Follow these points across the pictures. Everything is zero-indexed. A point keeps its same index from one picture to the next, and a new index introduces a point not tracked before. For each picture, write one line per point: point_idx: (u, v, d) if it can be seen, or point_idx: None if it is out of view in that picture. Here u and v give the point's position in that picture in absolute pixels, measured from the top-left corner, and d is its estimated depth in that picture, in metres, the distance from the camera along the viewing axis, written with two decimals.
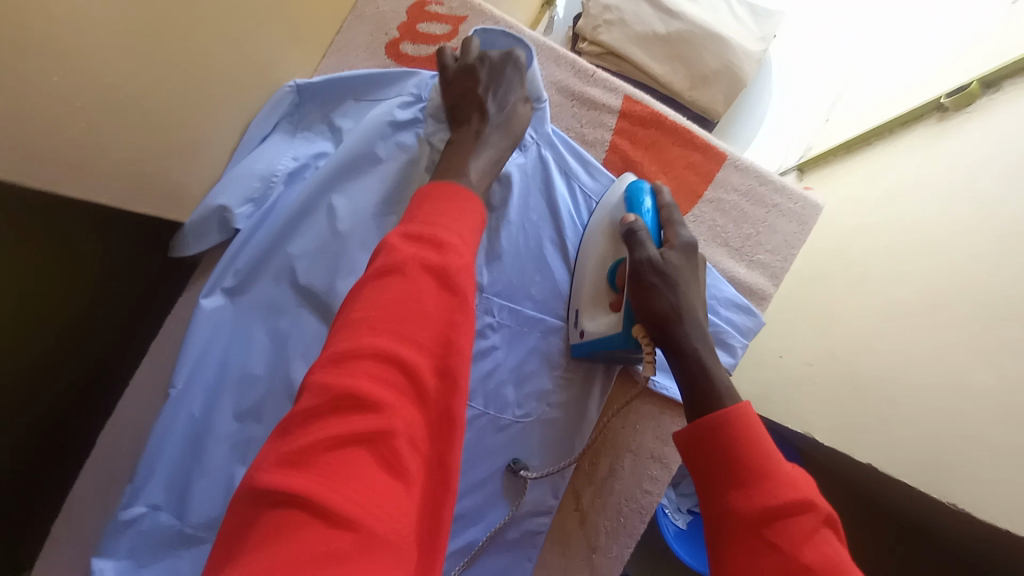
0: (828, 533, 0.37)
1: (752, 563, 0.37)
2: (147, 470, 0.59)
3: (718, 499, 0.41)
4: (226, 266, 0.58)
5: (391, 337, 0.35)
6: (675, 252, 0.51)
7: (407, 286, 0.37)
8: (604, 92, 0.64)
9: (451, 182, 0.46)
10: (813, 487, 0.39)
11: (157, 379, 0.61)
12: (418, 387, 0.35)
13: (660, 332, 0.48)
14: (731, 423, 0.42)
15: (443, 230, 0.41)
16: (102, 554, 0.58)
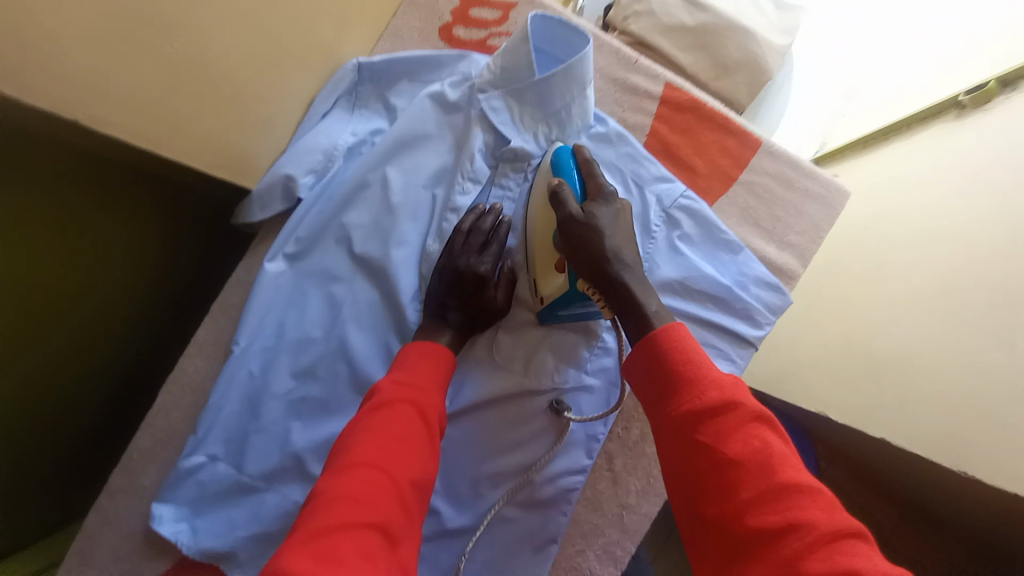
0: (755, 426, 0.39)
1: (689, 462, 0.40)
2: (208, 424, 0.63)
3: (654, 408, 0.44)
4: (289, 232, 0.63)
5: (379, 455, 0.44)
6: (599, 206, 0.51)
7: (395, 421, 0.47)
8: (647, 79, 0.67)
9: (424, 339, 0.56)
10: (738, 386, 0.41)
11: (218, 339, 0.66)
12: (396, 494, 0.43)
13: (597, 280, 0.49)
14: (665, 343, 0.44)
15: (418, 378, 0.52)
16: (165, 499, 0.63)
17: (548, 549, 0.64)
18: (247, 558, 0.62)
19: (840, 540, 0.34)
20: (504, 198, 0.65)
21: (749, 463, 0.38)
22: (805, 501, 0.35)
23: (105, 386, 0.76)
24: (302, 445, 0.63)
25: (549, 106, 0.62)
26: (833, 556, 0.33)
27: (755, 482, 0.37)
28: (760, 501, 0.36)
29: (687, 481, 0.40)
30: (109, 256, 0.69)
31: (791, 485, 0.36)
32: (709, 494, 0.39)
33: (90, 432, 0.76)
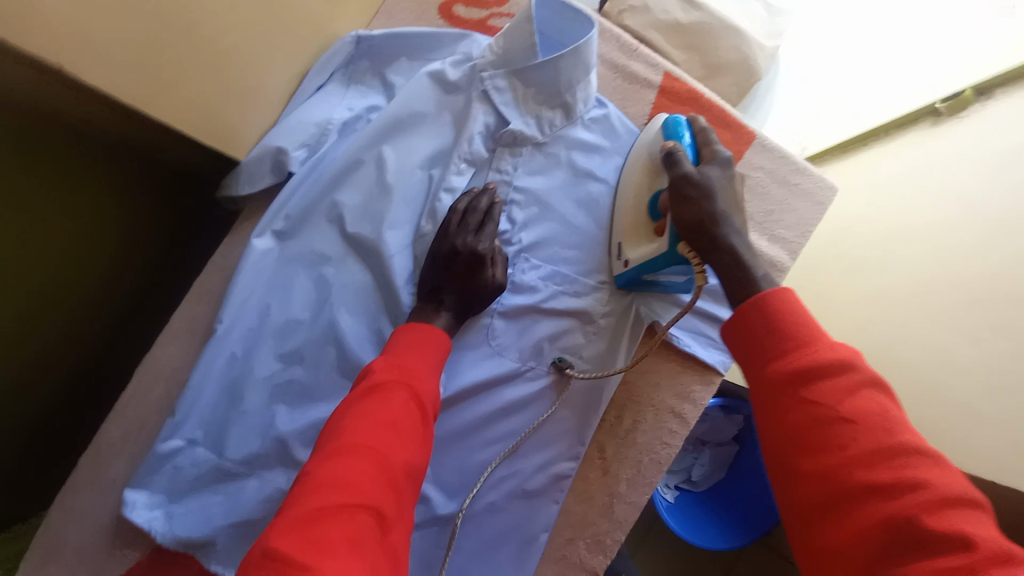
0: (874, 390, 0.40)
1: (795, 420, 0.41)
2: (186, 408, 0.59)
3: (756, 360, 0.44)
4: (277, 209, 0.60)
5: (373, 434, 0.43)
6: (712, 169, 0.53)
7: (391, 401, 0.46)
8: (646, 67, 0.67)
9: (418, 320, 0.56)
10: (855, 352, 0.41)
11: (198, 321, 0.62)
12: (390, 478, 0.42)
13: (699, 240, 0.51)
14: (772, 302, 0.45)
15: (414, 360, 0.51)
16: (138, 486, 0.60)
17: (538, 539, 0.64)
18: (226, 546, 0.60)
19: (960, 507, 0.34)
20: (501, 181, 0.63)
21: (862, 426, 0.38)
22: (924, 465, 0.36)
23: (64, 370, 0.71)
24: (286, 430, 0.61)
25: (551, 90, 0.60)
26: (955, 522, 0.33)
27: (869, 439, 0.38)
28: (874, 459, 0.37)
29: (786, 429, 0.41)
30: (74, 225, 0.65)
31: (907, 451, 0.37)
32: (809, 443, 0.40)
33: (48, 424, 0.71)
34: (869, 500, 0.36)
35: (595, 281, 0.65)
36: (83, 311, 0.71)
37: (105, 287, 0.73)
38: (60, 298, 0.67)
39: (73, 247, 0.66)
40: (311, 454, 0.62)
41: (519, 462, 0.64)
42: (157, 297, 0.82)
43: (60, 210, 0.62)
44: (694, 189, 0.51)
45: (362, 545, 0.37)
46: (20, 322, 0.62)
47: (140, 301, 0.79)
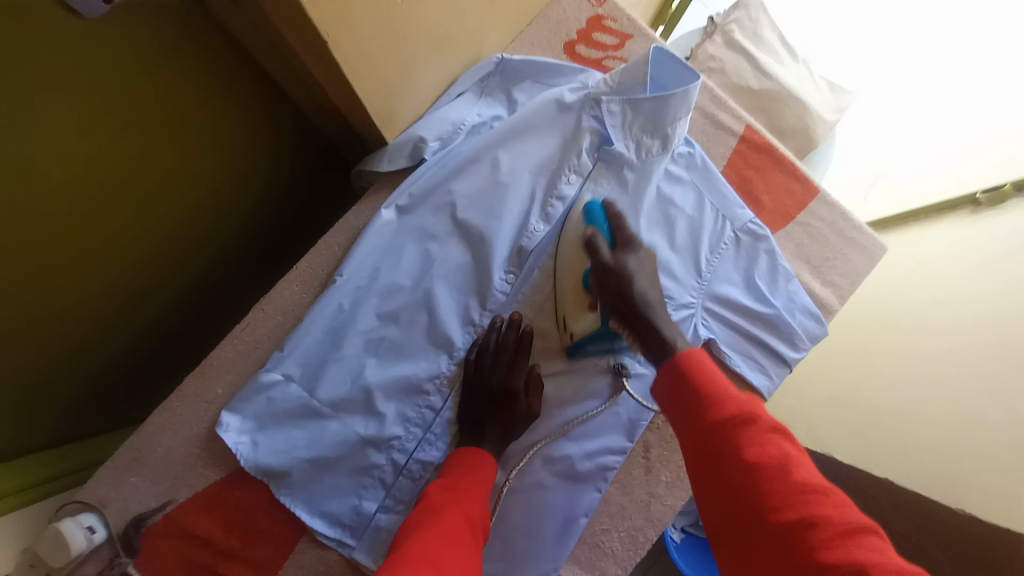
0: (777, 436, 0.51)
1: (724, 466, 0.51)
2: (292, 345, 0.67)
3: (686, 421, 0.55)
4: (405, 187, 0.70)
5: (431, 539, 0.50)
6: (627, 253, 0.64)
7: (442, 521, 0.53)
8: (732, 118, 0.76)
9: (471, 443, 0.65)
10: (759, 405, 0.54)
11: (313, 272, 0.70)
12: (446, 541, 0.51)
13: (628, 324, 0.63)
14: (690, 364, 0.57)
15: (464, 484, 0.59)
16: (232, 409, 0.66)
17: (577, 522, 0.69)
18: (300, 479, 0.66)
19: (858, 534, 0.44)
20: (596, 194, 0.72)
21: (772, 471, 0.49)
22: (821, 501, 0.46)
23: (168, 291, 0.80)
24: (373, 379, 0.68)
25: (654, 123, 0.70)
26: (849, 546, 0.43)
27: (782, 483, 0.48)
28: (788, 502, 0.47)
29: (720, 478, 0.51)
30: (198, 167, 0.73)
31: (809, 489, 0.47)
32: (741, 492, 0.49)
33: (152, 329, 0.82)
34: (793, 541, 0.45)
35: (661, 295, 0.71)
36: (190, 248, 0.80)
37: (215, 226, 0.82)
38: (176, 232, 0.76)
39: (196, 189, 0.75)
40: (389, 406, 0.69)
41: (572, 446, 0.70)
42: (259, 245, 0.92)
43: (205, 159, 0.73)
44: (612, 274, 0.63)
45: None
46: (166, 267, 0.77)
47: (241, 248, 0.89)
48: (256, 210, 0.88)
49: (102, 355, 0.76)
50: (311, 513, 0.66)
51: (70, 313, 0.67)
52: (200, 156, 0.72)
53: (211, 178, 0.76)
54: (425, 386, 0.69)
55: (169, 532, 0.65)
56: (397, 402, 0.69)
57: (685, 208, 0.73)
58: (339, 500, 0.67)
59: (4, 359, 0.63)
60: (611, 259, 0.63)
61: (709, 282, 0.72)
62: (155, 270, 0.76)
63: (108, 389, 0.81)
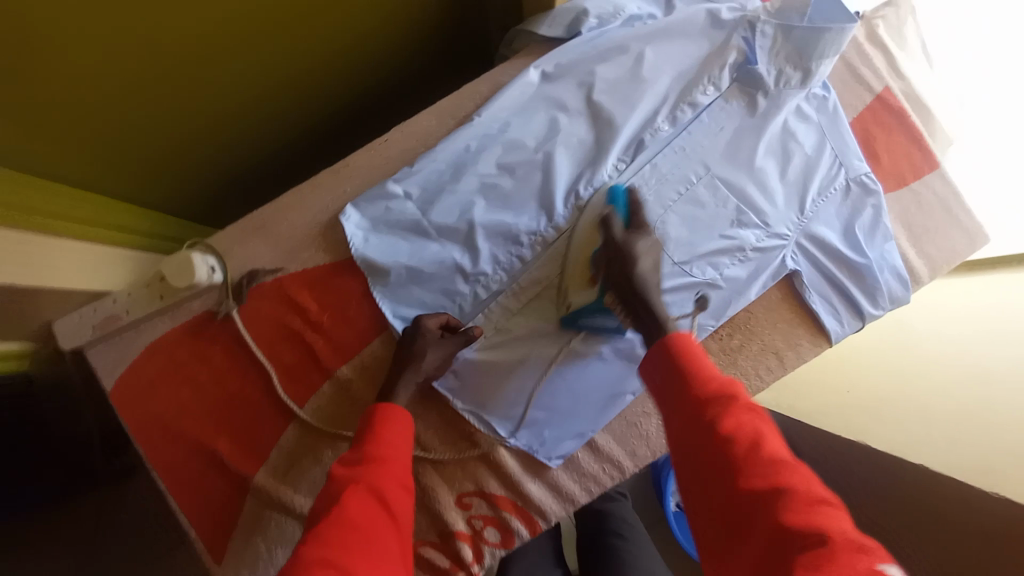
0: (752, 416, 0.51)
1: (698, 444, 0.52)
2: (419, 166, 0.75)
3: (668, 401, 0.57)
4: (554, 55, 0.76)
5: (349, 517, 0.52)
6: (638, 236, 0.69)
7: (356, 502, 0.53)
8: (873, 76, 0.79)
9: (381, 405, 0.65)
10: (740, 387, 0.54)
11: (454, 110, 0.78)
12: (366, 518, 0.52)
13: (627, 303, 0.67)
14: (677, 347, 0.59)
15: (373, 454, 0.59)
16: (356, 206, 0.74)
17: (624, 397, 0.75)
18: (395, 281, 0.74)
19: (822, 507, 0.42)
20: (724, 110, 0.76)
21: (739, 441, 0.49)
22: (787, 472, 0.46)
23: (303, 123, 0.92)
24: (479, 217, 0.75)
25: (802, 54, 0.73)
26: (812, 516, 0.41)
27: (749, 462, 0.47)
28: (755, 475, 0.46)
29: (693, 455, 0.51)
30: (359, 16, 0.81)
31: (775, 460, 0.47)
32: (709, 467, 0.50)
33: (284, 150, 0.95)
34: (757, 511, 0.44)
35: (760, 220, 0.74)
36: (331, 91, 0.91)
37: (354, 78, 0.92)
38: (325, 71, 0.86)
39: (350, 36, 0.84)
40: (485, 246, 0.75)
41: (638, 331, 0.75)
42: (385, 108, 1.03)
43: (366, 12, 0.81)
44: (622, 262, 0.67)
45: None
46: (311, 101, 0.89)
47: (371, 107, 1.00)
48: (391, 72, 0.97)
49: (243, 157, 0.90)
50: (394, 314, 0.74)
51: (226, 115, 0.80)
52: (363, 9, 0.80)
53: (353, 44, 0.85)
54: (518, 239, 0.75)
55: (275, 294, 0.74)
56: (493, 244, 0.75)
57: (805, 145, 0.76)
58: (421, 312, 0.75)
59: (172, 131, 0.76)
60: (622, 238, 0.68)
61: (810, 220, 0.75)
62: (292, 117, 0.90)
63: (237, 192, 0.95)
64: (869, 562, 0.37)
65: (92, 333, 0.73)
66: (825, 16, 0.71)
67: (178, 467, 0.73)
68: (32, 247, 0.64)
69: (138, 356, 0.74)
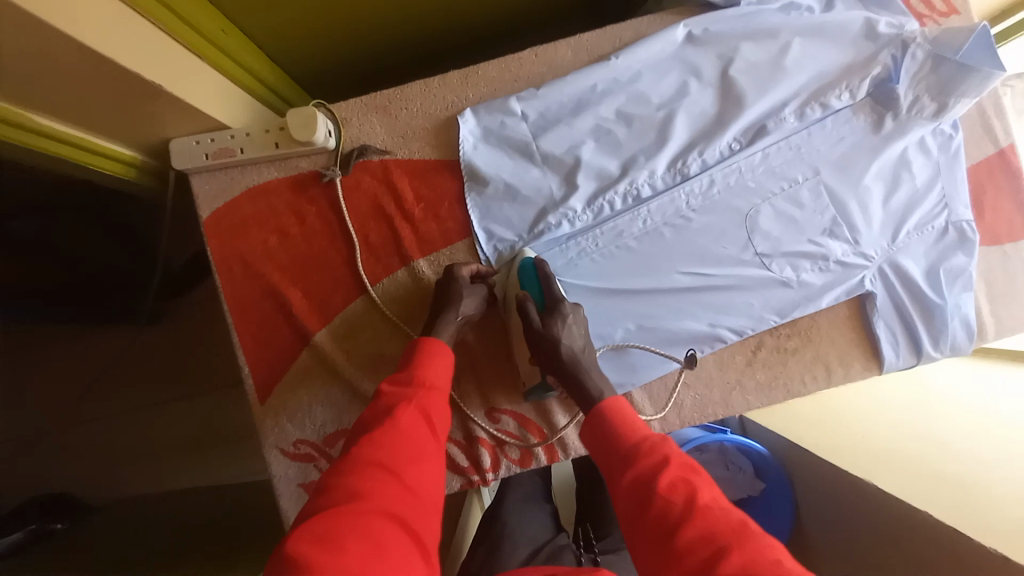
0: (687, 474, 0.52)
1: (638, 506, 0.51)
2: (544, 92, 0.77)
3: (610, 466, 0.57)
4: (704, 21, 0.76)
5: (404, 431, 0.55)
6: (555, 317, 0.69)
7: (409, 420, 0.57)
8: (1003, 131, 0.78)
9: (430, 334, 0.67)
10: (677, 447, 0.56)
11: (592, 48, 0.79)
12: (416, 436, 0.56)
13: (561, 379, 0.69)
14: (609, 412, 0.62)
15: (421, 376, 0.61)
16: (475, 113, 0.77)
17: (669, 364, 0.79)
18: (490, 194, 0.77)
19: (763, 559, 0.43)
20: (851, 120, 0.76)
21: (673, 501, 0.50)
22: (727, 526, 0.47)
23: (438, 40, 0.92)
24: (586, 156, 0.77)
25: (943, 88, 0.74)
26: (753, 566, 0.43)
27: (687, 519, 0.48)
28: (696, 529, 0.47)
29: (632, 520, 0.51)
30: None
31: (714, 514, 0.48)
32: (651, 528, 0.50)
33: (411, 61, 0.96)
34: (702, 567, 0.44)
35: (852, 236, 0.76)
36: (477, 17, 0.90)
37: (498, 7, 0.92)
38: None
39: None
40: (584, 185, 0.77)
41: (700, 309, 0.78)
42: None
43: None
44: (541, 347, 0.69)
45: (405, 490, 0.51)
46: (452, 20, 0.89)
47: None
48: None
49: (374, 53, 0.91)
50: (480, 224, 0.77)
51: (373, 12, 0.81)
52: None
53: None
54: (614, 189, 0.77)
55: (380, 174, 0.78)
56: (592, 185, 0.78)
57: (917, 176, 0.76)
58: (505, 229, 0.78)
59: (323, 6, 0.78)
60: (536, 323, 0.69)
61: (898, 250, 0.76)
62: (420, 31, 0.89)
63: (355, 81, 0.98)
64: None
65: (204, 160, 0.77)
66: (981, 54, 0.70)
67: (252, 303, 0.79)
68: (187, 63, 0.69)
69: (244, 194, 0.79)
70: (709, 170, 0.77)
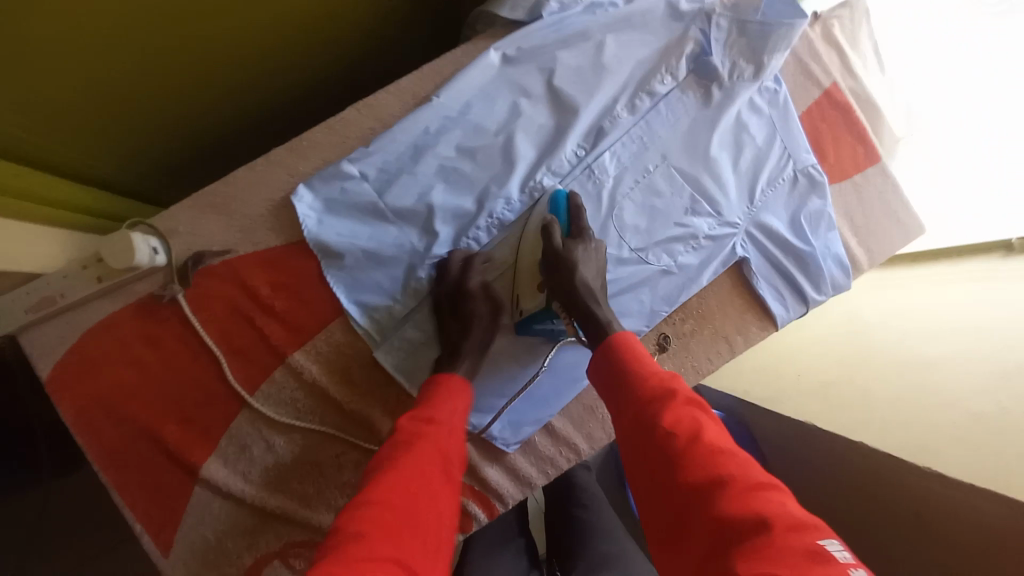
0: (690, 408, 0.52)
1: (645, 436, 0.52)
2: (377, 147, 0.73)
3: (616, 401, 0.57)
4: (515, 39, 0.75)
5: (406, 493, 0.48)
6: (577, 243, 0.68)
7: (417, 475, 0.50)
8: (823, 73, 0.81)
9: (449, 372, 0.65)
10: (678, 379, 0.55)
11: (414, 91, 0.76)
12: (421, 507, 0.48)
13: (573, 311, 0.65)
14: (616, 344, 0.60)
15: (436, 416, 0.58)
16: (310, 187, 0.72)
17: (579, 381, 0.76)
18: (351, 264, 0.73)
19: (763, 492, 0.43)
20: (681, 100, 0.77)
21: (678, 433, 0.49)
22: (728, 460, 0.46)
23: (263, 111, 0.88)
24: (438, 201, 0.74)
25: (754, 50, 0.75)
26: (754, 501, 0.42)
27: (691, 452, 0.48)
28: (697, 463, 0.47)
29: (641, 449, 0.51)
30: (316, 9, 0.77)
31: (717, 450, 0.47)
32: (659, 458, 0.49)
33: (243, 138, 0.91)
34: (696, 496, 0.45)
35: (713, 209, 0.77)
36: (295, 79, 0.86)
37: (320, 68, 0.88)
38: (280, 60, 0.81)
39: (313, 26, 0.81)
40: (445, 230, 0.74)
41: None
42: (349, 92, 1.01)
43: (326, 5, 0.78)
44: (557, 270, 0.66)
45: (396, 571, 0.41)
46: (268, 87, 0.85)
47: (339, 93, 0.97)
48: None
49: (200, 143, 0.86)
50: (349, 299, 0.73)
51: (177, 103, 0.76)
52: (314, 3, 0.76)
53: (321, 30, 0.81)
54: (474, 226, 0.74)
55: (225, 278, 0.72)
56: (453, 228, 0.75)
57: (756, 137, 0.78)
58: (377, 295, 0.74)
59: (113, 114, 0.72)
60: (561, 245, 0.66)
61: (758, 210, 0.77)
62: (234, 100, 0.83)
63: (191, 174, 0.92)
64: (807, 539, 0.38)
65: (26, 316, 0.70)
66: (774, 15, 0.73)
67: (124, 460, 0.71)
68: None
69: (78, 349, 0.70)
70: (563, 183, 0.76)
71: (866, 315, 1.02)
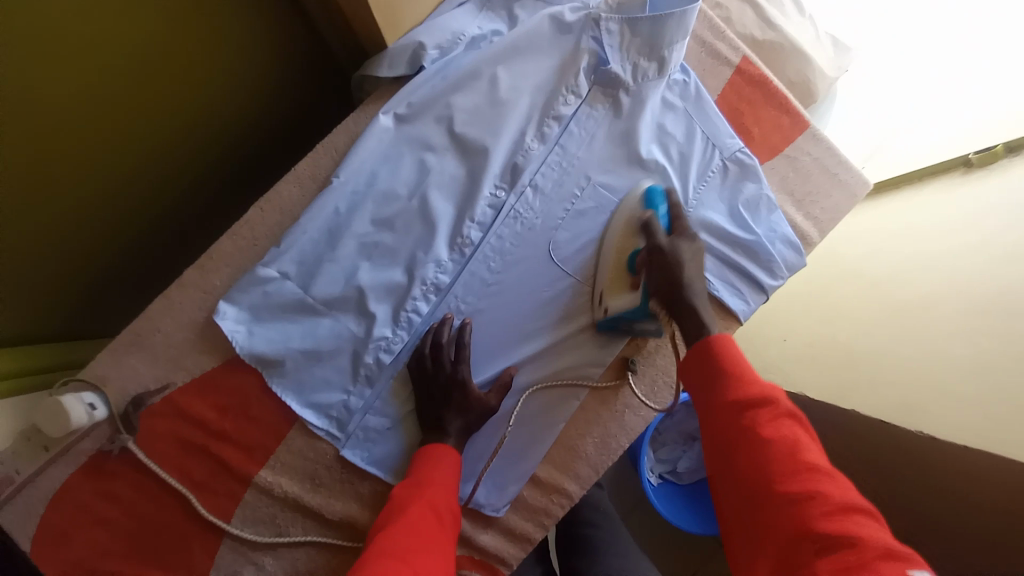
0: (790, 421, 0.50)
1: (735, 447, 0.50)
2: (290, 242, 0.69)
3: (703, 391, 0.55)
4: (404, 96, 0.71)
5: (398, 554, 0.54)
6: (682, 240, 0.65)
7: (410, 536, 0.57)
8: (729, 49, 0.78)
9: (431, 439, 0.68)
10: (776, 390, 0.53)
11: (314, 173, 0.73)
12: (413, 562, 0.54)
13: (670, 304, 0.63)
14: (710, 347, 0.57)
15: (426, 482, 0.64)
16: (230, 300, 0.69)
17: (555, 424, 0.74)
18: (292, 368, 0.69)
19: (858, 516, 0.43)
20: (591, 115, 0.73)
21: (775, 445, 0.48)
22: (823, 480, 0.46)
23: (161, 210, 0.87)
24: (366, 281, 0.70)
25: (651, 45, 0.71)
26: (848, 523, 0.42)
27: (790, 464, 0.47)
28: (792, 477, 0.46)
29: (731, 456, 0.50)
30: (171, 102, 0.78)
31: (816, 468, 0.47)
32: (752, 468, 0.49)
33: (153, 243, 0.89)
34: (790, 509, 0.45)
35: None
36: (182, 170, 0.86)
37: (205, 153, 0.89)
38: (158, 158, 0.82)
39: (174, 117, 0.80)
40: (381, 308, 0.71)
41: (551, 363, 0.75)
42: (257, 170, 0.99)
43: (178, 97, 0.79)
44: (657, 261, 0.64)
45: None
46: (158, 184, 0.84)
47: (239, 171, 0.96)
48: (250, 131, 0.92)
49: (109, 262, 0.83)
50: (302, 403, 0.70)
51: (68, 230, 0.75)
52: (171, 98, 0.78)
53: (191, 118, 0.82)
54: (410, 296, 0.71)
55: (170, 412, 0.69)
56: (389, 304, 0.72)
57: (676, 135, 0.75)
58: (328, 391, 0.71)
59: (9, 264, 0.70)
60: (666, 242, 0.64)
61: (696, 209, 0.74)
62: (128, 209, 0.82)
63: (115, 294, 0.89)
64: (901, 567, 0.39)
65: None
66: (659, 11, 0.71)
67: None
68: None
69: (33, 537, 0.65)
70: (490, 229, 0.73)
71: (844, 265, 1.01)
